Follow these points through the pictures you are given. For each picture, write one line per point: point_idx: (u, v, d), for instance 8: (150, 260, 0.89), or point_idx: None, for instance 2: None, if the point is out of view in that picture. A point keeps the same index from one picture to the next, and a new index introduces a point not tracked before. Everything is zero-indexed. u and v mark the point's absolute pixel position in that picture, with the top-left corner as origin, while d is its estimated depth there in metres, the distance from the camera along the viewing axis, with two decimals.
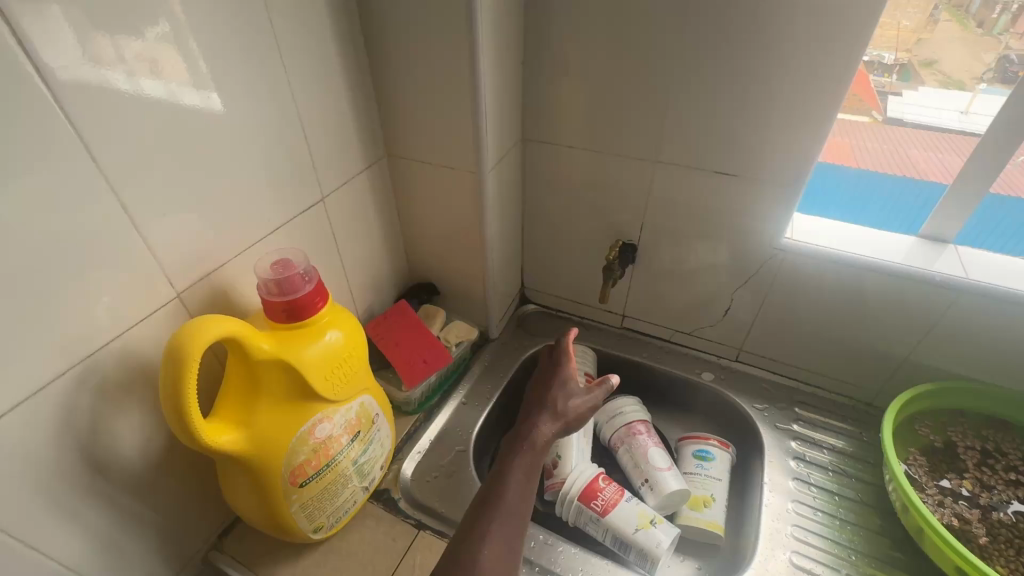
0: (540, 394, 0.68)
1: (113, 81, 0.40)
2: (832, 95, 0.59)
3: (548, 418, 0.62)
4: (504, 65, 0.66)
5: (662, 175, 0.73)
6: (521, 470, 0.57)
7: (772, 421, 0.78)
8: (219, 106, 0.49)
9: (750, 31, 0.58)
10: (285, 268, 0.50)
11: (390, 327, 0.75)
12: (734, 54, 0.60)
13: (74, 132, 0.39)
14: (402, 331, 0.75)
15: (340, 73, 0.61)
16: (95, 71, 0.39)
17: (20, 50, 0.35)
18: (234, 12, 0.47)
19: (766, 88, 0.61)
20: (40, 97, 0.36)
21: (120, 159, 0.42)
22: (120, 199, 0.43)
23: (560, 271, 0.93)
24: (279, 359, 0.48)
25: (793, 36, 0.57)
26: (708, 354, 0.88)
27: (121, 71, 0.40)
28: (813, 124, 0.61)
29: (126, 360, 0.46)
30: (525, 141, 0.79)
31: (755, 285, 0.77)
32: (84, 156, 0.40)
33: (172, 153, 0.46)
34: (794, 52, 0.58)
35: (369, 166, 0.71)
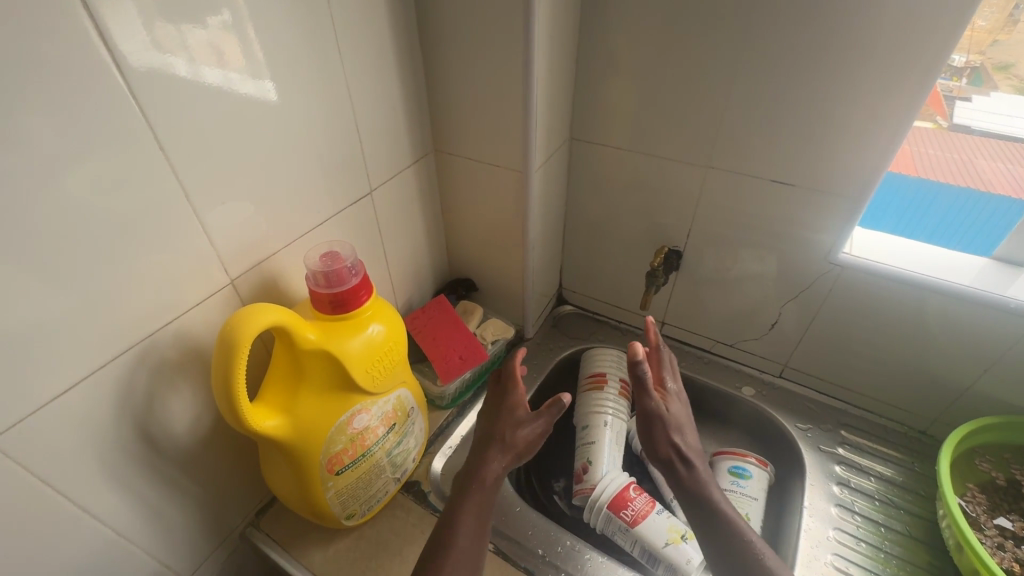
0: (489, 423, 0.65)
1: (178, 68, 0.41)
2: (909, 102, 0.55)
3: (497, 454, 0.61)
4: (557, 63, 0.64)
5: (714, 181, 0.71)
6: (472, 516, 0.57)
7: (815, 443, 0.75)
8: (273, 95, 0.49)
9: (820, 32, 0.55)
10: (333, 260, 0.51)
11: (428, 322, 0.76)
12: (800, 57, 0.57)
13: (142, 119, 0.40)
14: (440, 326, 0.76)
15: (394, 68, 0.62)
16: (161, 58, 0.40)
17: (97, 39, 0.36)
18: (296, 4, 0.48)
19: (835, 93, 0.58)
20: (112, 84, 0.38)
21: (180, 146, 0.43)
22: (180, 185, 0.44)
23: (600, 274, 0.91)
24: (321, 350, 0.49)
25: (869, 39, 0.53)
26: (750, 368, 0.85)
27: (184, 59, 0.41)
28: (883, 134, 0.58)
29: (180, 342, 0.48)
30: (573, 140, 0.78)
31: (806, 300, 0.74)
32: (148, 142, 0.41)
33: (230, 141, 0.47)
34: (867, 56, 0.54)
35: (417, 160, 0.71)
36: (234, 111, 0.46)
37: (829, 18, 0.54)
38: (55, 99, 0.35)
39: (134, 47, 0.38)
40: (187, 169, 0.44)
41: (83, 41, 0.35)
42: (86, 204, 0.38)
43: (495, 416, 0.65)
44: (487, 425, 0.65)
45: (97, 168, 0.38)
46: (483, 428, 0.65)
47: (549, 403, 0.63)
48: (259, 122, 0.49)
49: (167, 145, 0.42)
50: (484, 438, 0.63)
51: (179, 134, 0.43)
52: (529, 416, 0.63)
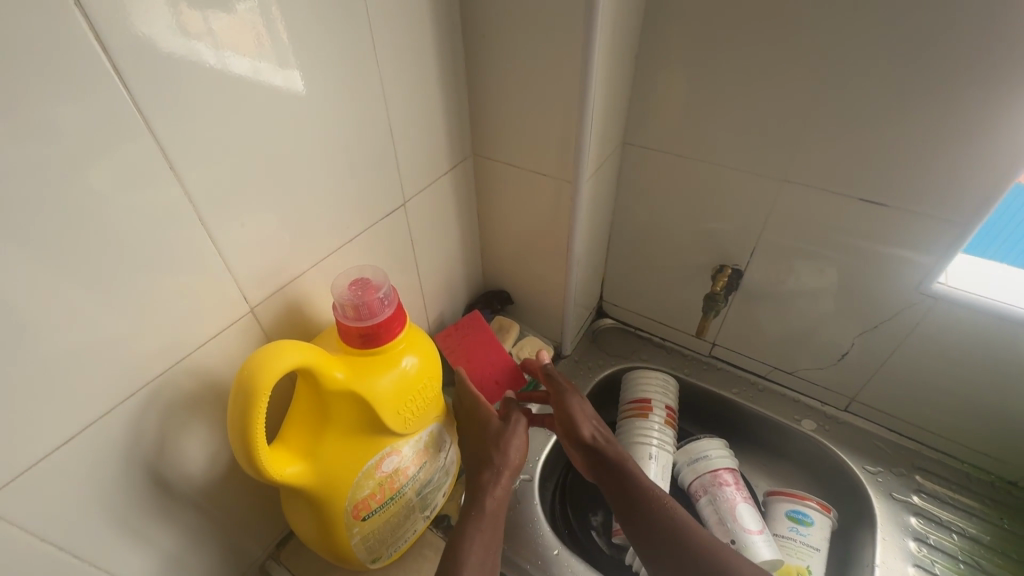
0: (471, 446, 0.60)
1: (206, 55, 0.35)
2: None
3: (492, 475, 0.57)
4: (617, 61, 0.57)
5: (789, 197, 0.62)
6: (481, 547, 0.52)
7: (887, 489, 0.68)
8: (301, 89, 0.43)
9: (941, 28, 0.46)
10: (364, 289, 0.45)
11: (461, 342, 0.70)
12: (910, 58, 0.48)
13: (142, 123, 0.34)
14: (476, 348, 0.70)
15: (434, 66, 0.55)
16: (189, 44, 0.34)
17: (88, 28, 0.30)
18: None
19: (949, 103, 0.49)
20: (108, 79, 0.31)
21: (192, 150, 0.37)
22: (190, 197, 0.38)
23: (645, 288, 0.84)
24: (347, 390, 0.43)
25: (1004, 42, 0.44)
26: (811, 399, 0.77)
27: (207, 41, 0.35)
28: (1007, 150, 0.49)
29: (194, 378, 0.43)
30: (626, 144, 0.70)
31: (886, 333, 0.65)
32: (152, 147, 0.35)
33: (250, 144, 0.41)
34: (998, 57, 0.45)
35: (455, 166, 0.65)
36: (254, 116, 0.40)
37: (956, 14, 0.45)
38: (42, 113, 0.29)
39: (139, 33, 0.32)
40: (196, 179, 0.38)
41: (76, 42, 0.29)
42: (82, 230, 0.33)
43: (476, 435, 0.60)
44: (471, 448, 0.60)
45: (94, 188, 0.33)
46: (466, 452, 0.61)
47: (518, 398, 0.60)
48: (283, 128, 0.43)
49: (173, 153, 0.36)
50: (474, 464, 0.59)
51: (191, 139, 0.37)
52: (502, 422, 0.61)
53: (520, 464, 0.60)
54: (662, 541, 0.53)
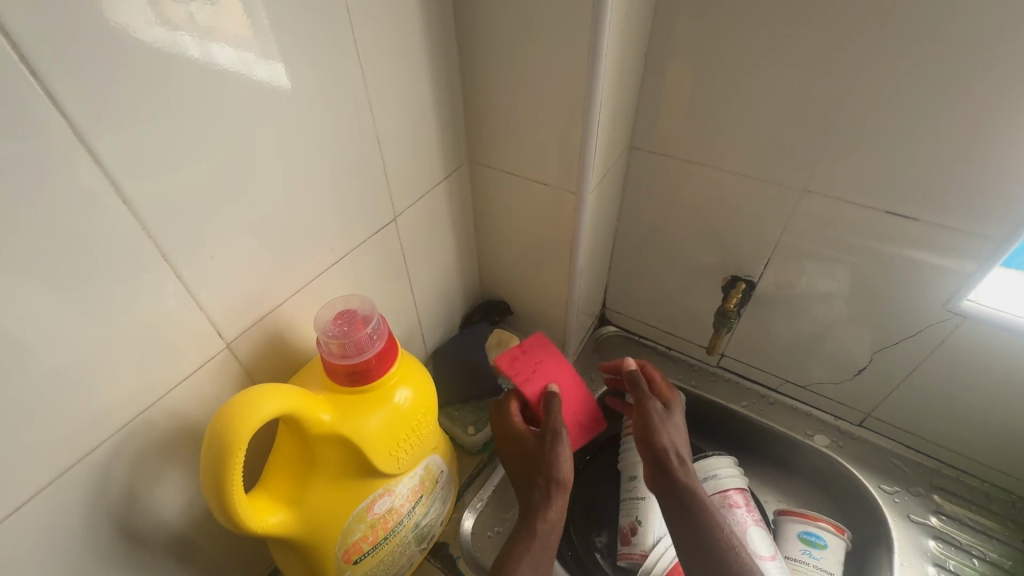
0: (519, 465, 0.58)
1: (191, 48, 0.32)
2: None
3: (544, 493, 0.55)
4: (625, 65, 0.52)
5: (808, 208, 0.58)
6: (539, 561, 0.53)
7: (904, 510, 0.65)
8: (287, 83, 0.38)
9: (984, 30, 0.41)
10: (350, 323, 0.41)
11: (535, 366, 0.63)
12: (948, 62, 0.44)
13: (83, 148, 0.29)
14: (554, 369, 0.63)
15: (425, 69, 0.50)
16: (171, 36, 0.31)
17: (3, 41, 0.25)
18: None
19: (988, 114, 0.45)
20: (35, 98, 0.27)
21: (148, 171, 0.32)
22: (145, 225, 0.33)
23: (651, 297, 0.80)
24: (336, 433, 0.40)
25: None
26: (824, 413, 0.74)
27: (191, 33, 0.32)
28: None
29: (164, 423, 0.40)
30: (633, 149, 0.66)
31: (907, 349, 0.62)
32: (96, 173, 0.30)
33: (222, 157, 0.36)
34: None
35: (450, 174, 0.61)
36: (229, 130, 0.36)
37: (1000, 19, 0.41)
38: None
39: (94, 29, 0.27)
40: (149, 207, 0.33)
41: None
42: (18, 279, 0.29)
43: (520, 453, 0.58)
44: (519, 465, 0.58)
45: (29, 231, 0.29)
46: (514, 469, 0.59)
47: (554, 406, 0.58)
48: (264, 141, 0.39)
49: (121, 177, 0.31)
50: (524, 484, 0.57)
51: (153, 158, 0.32)
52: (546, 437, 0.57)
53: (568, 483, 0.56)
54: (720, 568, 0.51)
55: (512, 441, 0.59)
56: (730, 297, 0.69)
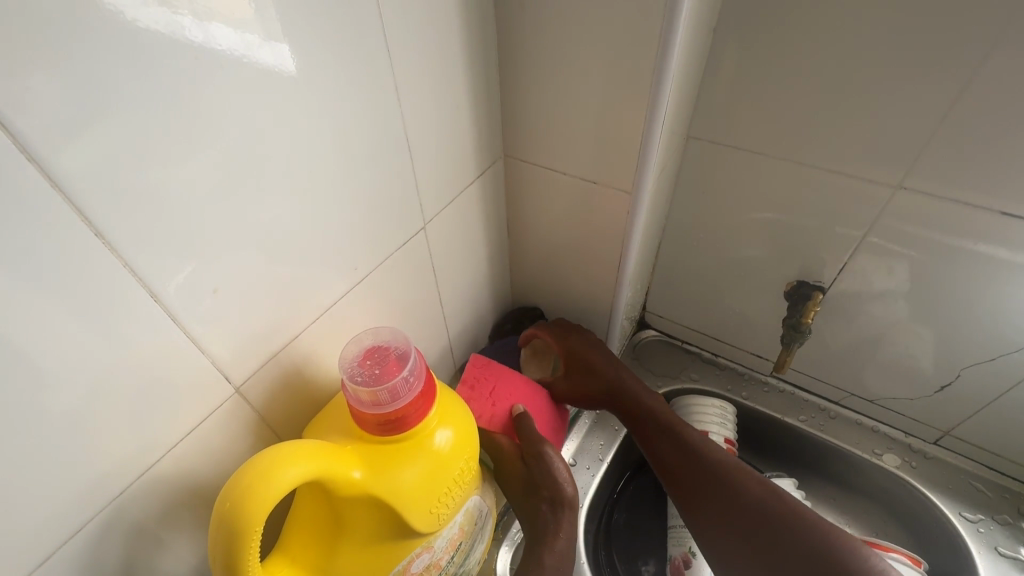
0: (518, 490, 0.52)
1: (190, 31, 0.25)
2: None
3: (551, 515, 0.50)
4: (694, 43, 0.44)
5: (899, 209, 0.51)
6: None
7: (990, 541, 0.58)
8: (292, 69, 0.31)
9: None
10: (383, 365, 0.35)
11: (492, 399, 0.55)
12: None
13: (36, 170, 0.22)
14: (511, 389, 0.57)
15: (460, 52, 0.43)
16: (170, 18, 0.24)
17: None
18: None
19: None
20: None
21: (123, 191, 0.26)
22: (124, 259, 0.27)
23: (699, 301, 0.73)
24: (367, 492, 0.34)
25: None
26: (894, 429, 0.67)
27: (191, 10, 0.25)
28: None
29: (168, 483, 0.34)
30: (690, 139, 0.58)
31: (1004, 366, 0.55)
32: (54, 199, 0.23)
33: (219, 168, 0.29)
34: None
35: (484, 172, 0.53)
36: (234, 136, 0.29)
37: None
38: None
39: (48, 8, 0.21)
40: (128, 239, 0.27)
41: None
42: None
43: (517, 477, 0.51)
44: (518, 490, 0.52)
45: None
46: (513, 494, 0.52)
47: (530, 424, 0.52)
48: (272, 146, 0.32)
49: (91, 206, 0.25)
50: (530, 511, 0.51)
51: (131, 179, 0.26)
52: (534, 459, 0.50)
53: (574, 497, 0.51)
54: (708, 483, 0.54)
55: (506, 469, 0.52)
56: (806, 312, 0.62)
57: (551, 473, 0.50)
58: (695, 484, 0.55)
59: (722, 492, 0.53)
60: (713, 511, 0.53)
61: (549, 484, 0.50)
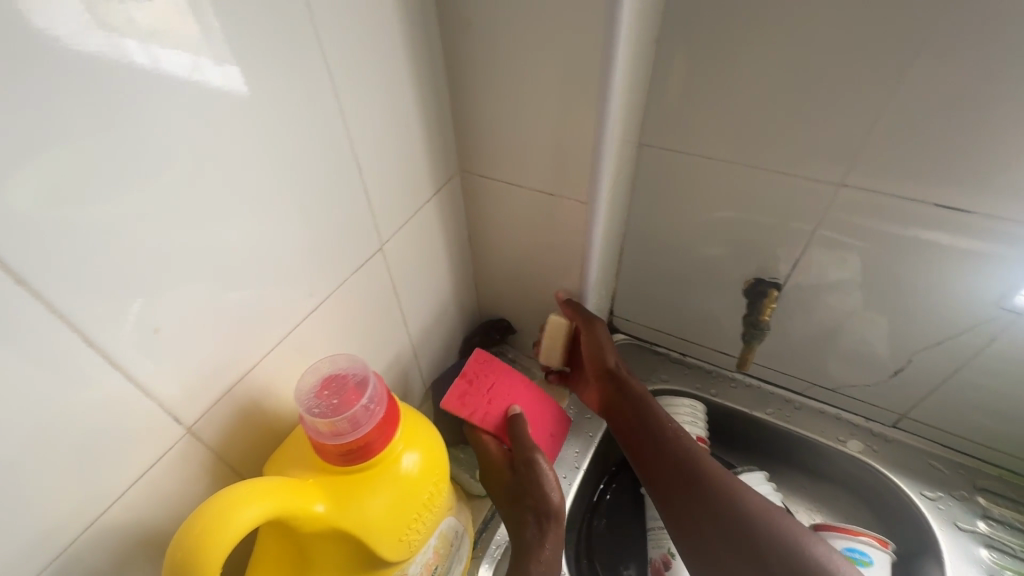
0: (504, 495, 0.53)
1: (137, 55, 0.25)
2: None
3: (531, 526, 0.50)
4: (639, 53, 0.46)
5: (841, 204, 0.53)
6: None
7: (950, 518, 0.61)
8: (243, 92, 0.31)
9: None
10: (341, 394, 0.34)
11: (489, 395, 0.55)
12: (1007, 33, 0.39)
13: None
14: (509, 388, 0.57)
15: (407, 70, 0.43)
16: (116, 43, 0.24)
17: None
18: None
19: None
20: None
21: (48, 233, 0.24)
22: (52, 306, 0.25)
23: (663, 302, 0.74)
24: (332, 524, 0.33)
25: None
26: (856, 416, 0.70)
27: (137, 36, 0.25)
28: None
29: (119, 534, 0.32)
30: (643, 146, 0.59)
31: (951, 348, 0.57)
32: None
33: (156, 203, 0.28)
34: None
35: (441, 189, 0.53)
36: (175, 164, 0.29)
37: None
38: None
39: None
40: (55, 281, 0.25)
41: None
42: None
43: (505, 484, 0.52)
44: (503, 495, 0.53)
45: None
46: (499, 499, 0.53)
47: (524, 428, 0.53)
48: (218, 173, 0.31)
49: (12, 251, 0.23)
50: (514, 519, 0.51)
51: (58, 221, 0.24)
52: (524, 465, 0.51)
53: (559, 509, 0.50)
54: (685, 482, 0.53)
55: (494, 473, 0.53)
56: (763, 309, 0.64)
57: (537, 481, 0.50)
58: (674, 484, 0.54)
59: (699, 489, 0.52)
60: (692, 510, 0.52)
61: (534, 492, 0.50)
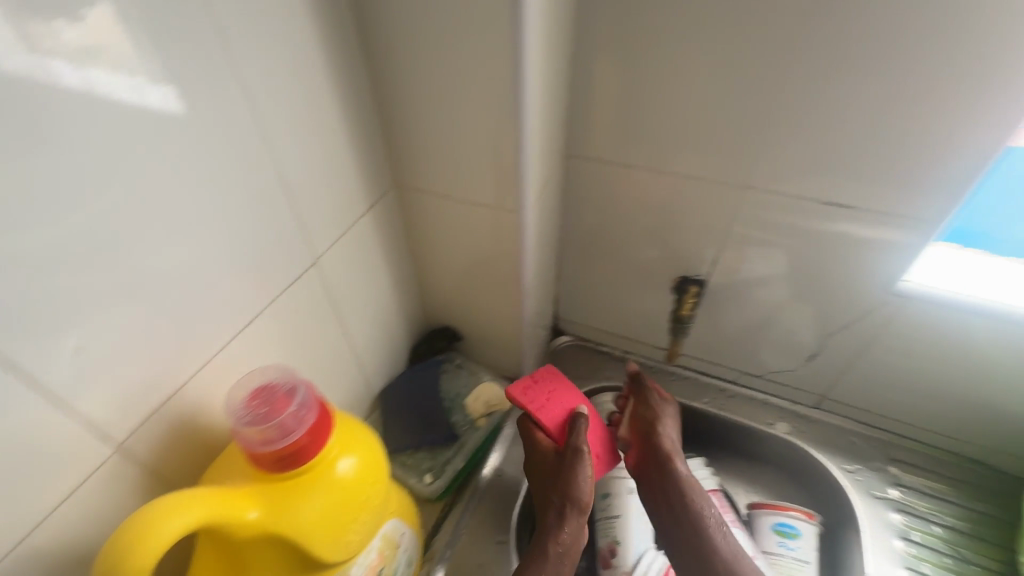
0: (541, 483, 0.56)
1: (66, 75, 0.27)
2: (999, 108, 0.44)
3: (555, 517, 0.53)
4: (551, 71, 0.49)
5: (747, 205, 0.58)
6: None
7: (866, 487, 0.67)
8: (179, 109, 0.33)
9: (889, 16, 0.42)
10: (270, 402, 0.35)
11: (549, 395, 0.60)
12: (858, 49, 0.45)
13: None
14: (569, 395, 0.61)
15: (331, 91, 0.45)
16: (43, 65, 0.26)
17: None
18: (173, 22, 0.31)
19: (898, 97, 0.46)
20: None
21: None
22: None
23: (603, 303, 0.78)
24: (267, 529, 0.35)
25: (950, 27, 0.41)
26: (783, 399, 0.75)
27: (64, 57, 0.27)
28: (955, 142, 0.47)
29: (39, 553, 0.33)
30: (569, 156, 0.63)
31: (854, 331, 0.63)
32: None
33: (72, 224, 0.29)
34: (948, 48, 0.42)
35: (376, 203, 0.55)
36: (91, 182, 0.30)
37: (899, 9, 0.42)
38: None
39: None
40: None
41: None
42: None
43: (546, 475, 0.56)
44: (540, 484, 0.56)
45: None
46: (535, 488, 0.57)
47: (577, 429, 0.56)
48: (139, 190, 0.32)
49: None
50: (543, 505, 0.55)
51: None
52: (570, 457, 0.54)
53: (587, 505, 0.52)
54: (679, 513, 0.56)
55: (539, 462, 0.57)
56: (683, 304, 0.69)
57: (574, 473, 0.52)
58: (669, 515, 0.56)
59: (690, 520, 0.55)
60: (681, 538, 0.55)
61: (567, 484, 0.53)
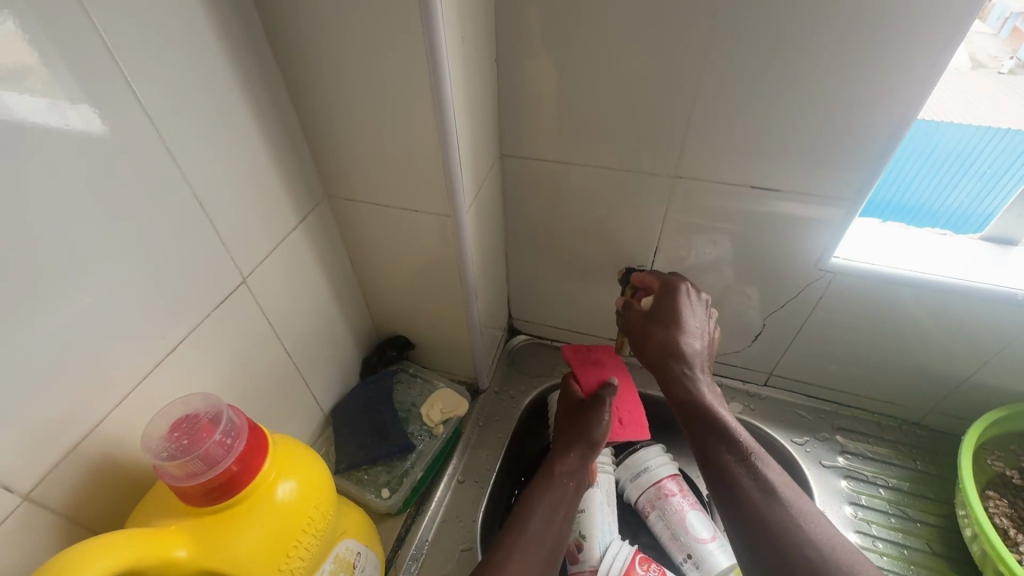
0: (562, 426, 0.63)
1: None
2: (899, 88, 0.46)
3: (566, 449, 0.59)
4: (474, 73, 0.49)
5: (680, 194, 0.59)
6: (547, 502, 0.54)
7: (816, 458, 0.69)
8: (98, 128, 0.33)
9: (792, 7, 0.44)
10: (193, 433, 0.34)
11: (594, 364, 0.69)
12: (767, 40, 0.46)
13: None
14: (612, 369, 0.68)
15: (245, 106, 0.43)
16: None
17: None
18: (52, 43, 0.29)
19: (808, 83, 0.48)
20: None
21: None
22: None
23: (554, 300, 0.78)
24: (201, 566, 0.33)
25: (847, 15, 0.43)
26: (733, 379, 0.77)
27: None
28: (862, 123, 0.49)
29: None
30: (505, 157, 0.63)
31: (792, 309, 0.65)
32: None
33: None
34: (848, 36, 0.44)
35: (307, 216, 0.54)
36: None
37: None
38: None
39: None
40: None
41: None
42: None
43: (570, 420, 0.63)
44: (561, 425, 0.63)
45: None
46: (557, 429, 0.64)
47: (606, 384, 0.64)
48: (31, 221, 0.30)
49: None
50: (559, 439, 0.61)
51: None
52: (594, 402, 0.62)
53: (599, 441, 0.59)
54: (704, 439, 0.49)
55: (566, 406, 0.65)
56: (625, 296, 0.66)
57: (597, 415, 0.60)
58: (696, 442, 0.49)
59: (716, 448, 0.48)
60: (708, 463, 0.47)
61: (587, 424, 0.60)
